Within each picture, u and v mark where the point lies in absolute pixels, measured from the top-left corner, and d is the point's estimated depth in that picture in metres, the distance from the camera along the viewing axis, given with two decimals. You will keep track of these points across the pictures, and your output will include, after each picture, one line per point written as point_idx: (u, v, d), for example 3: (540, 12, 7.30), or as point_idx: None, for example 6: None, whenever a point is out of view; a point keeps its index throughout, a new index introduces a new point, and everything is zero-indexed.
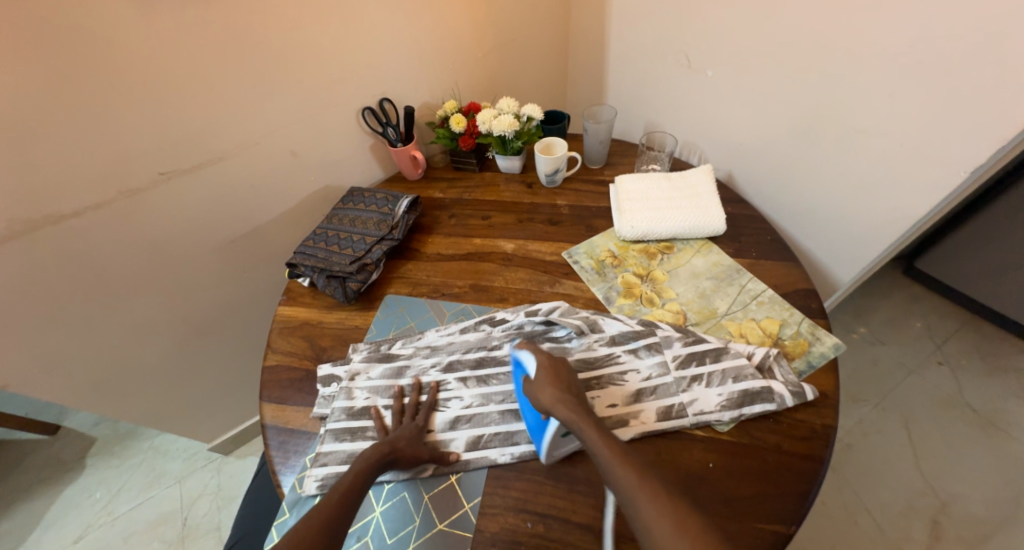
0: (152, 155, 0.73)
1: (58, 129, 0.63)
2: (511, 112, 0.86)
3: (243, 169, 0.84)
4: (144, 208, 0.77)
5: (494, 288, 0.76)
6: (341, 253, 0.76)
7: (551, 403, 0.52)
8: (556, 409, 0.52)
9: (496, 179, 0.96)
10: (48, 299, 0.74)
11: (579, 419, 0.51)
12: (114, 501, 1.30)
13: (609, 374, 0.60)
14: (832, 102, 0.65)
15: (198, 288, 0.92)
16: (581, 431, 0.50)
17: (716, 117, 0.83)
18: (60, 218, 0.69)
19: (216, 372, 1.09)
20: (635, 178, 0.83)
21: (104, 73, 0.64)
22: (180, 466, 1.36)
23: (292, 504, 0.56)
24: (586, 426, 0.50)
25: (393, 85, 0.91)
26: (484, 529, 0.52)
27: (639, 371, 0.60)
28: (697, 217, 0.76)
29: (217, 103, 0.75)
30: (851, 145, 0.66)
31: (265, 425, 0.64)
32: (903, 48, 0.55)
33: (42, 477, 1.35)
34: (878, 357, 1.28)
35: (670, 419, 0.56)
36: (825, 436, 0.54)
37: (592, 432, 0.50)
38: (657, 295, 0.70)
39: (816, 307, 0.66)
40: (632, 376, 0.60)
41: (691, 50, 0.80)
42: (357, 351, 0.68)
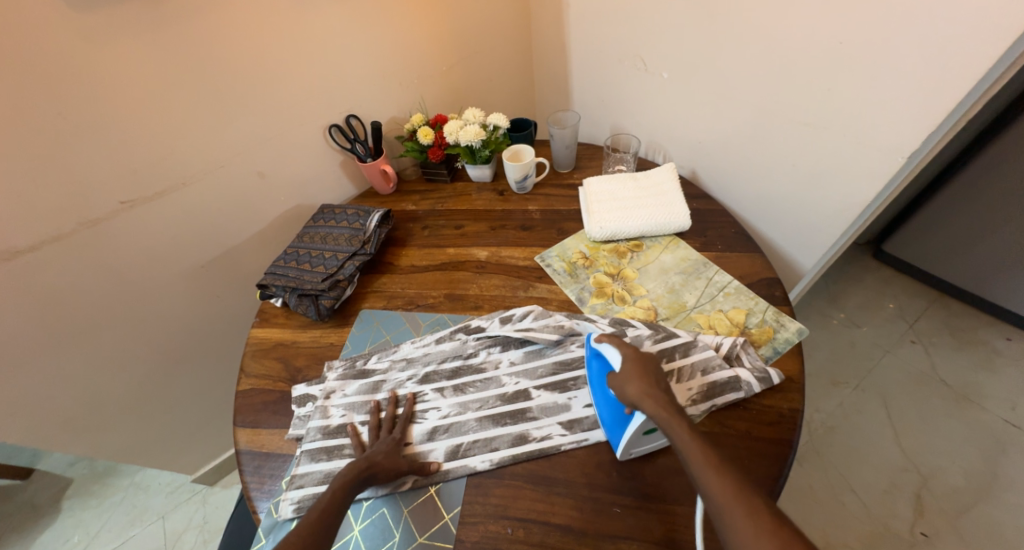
0: (111, 184, 0.72)
1: (9, 162, 0.62)
2: (477, 122, 0.87)
3: (208, 192, 0.83)
4: (106, 237, 0.75)
5: (469, 296, 0.76)
6: (313, 271, 0.75)
7: (638, 397, 0.51)
8: (644, 404, 0.50)
9: (467, 189, 0.96)
10: (8, 337, 0.72)
11: (670, 416, 0.49)
12: (94, 543, 1.26)
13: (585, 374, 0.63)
14: (780, 97, 0.68)
15: (169, 316, 0.90)
16: (668, 429, 0.48)
17: (675, 117, 0.85)
18: (16, 253, 0.68)
19: (194, 401, 1.07)
20: (603, 180, 0.85)
21: (58, 105, 0.63)
22: (163, 501, 1.32)
23: (269, 529, 0.55)
24: (676, 424, 0.48)
25: (358, 101, 0.92)
26: (465, 538, 0.52)
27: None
28: (663, 214, 0.78)
29: (178, 128, 0.74)
30: (801, 138, 0.69)
31: (240, 451, 0.63)
32: (836, 44, 0.59)
33: (16, 524, 1.30)
34: (854, 341, 1.31)
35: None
36: (793, 420, 0.55)
37: (682, 431, 0.48)
38: (628, 293, 0.71)
39: (780, 295, 0.68)
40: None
41: (645, 53, 0.83)
42: (333, 369, 0.68)
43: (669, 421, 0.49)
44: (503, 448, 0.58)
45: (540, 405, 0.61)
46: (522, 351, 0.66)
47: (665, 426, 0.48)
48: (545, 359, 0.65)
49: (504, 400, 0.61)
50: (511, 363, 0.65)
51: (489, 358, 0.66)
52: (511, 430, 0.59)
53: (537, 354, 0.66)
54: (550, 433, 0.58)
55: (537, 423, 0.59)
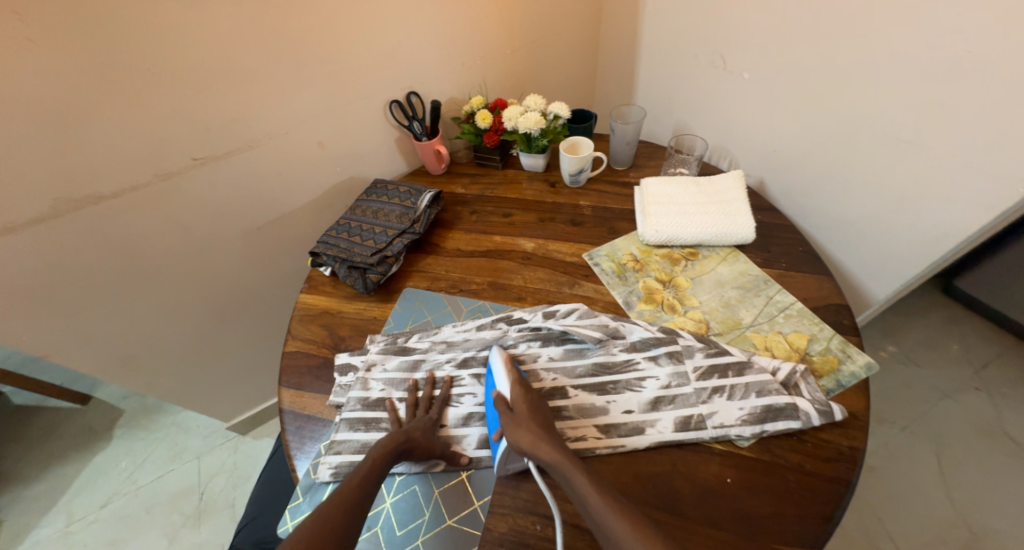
0: (186, 141, 0.75)
1: (102, 111, 0.66)
2: (538, 110, 0.84)
3: (270, 157, 0.85)
4: (177, 192, 0.79)
5: (513, 286, 0.76)
6: (363, 244, 0.76)
7: (531, 446, 0.51)
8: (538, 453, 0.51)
9: (518, 177, 0.95)
10: (85, 276, 0.77)
11: (566, 462, 0.51)
12: (138, 471, 1.36)
13: (628, 380, 0.60)
14: (876, 109, 0.63)
15: (224, 272, 0.94)
16: (568, 474, 0.50)
17: (750, 123, 0.80)
18: (99, 198, 0.72)
19: (237, 355, 1.12)
20: (662, 182, 0.81)
21: (147, 60, 0.66)
22: (200, 443, 1.41)
23: (306, 489, 0.57)
24: (572, 470, 0.50)
25: (421, 79, 0.92)
26: (492, 528, 0.52)
27: (657, 379, 0.60)
28: (725, 224, 0.74)
29: (251, 92, 0.77)
30: (896, 155, 0.63)
31: (283, 409, 0.65)
32: (960, 55, 0.53)
33: (74, 444, 1.42)
34: (909, 379, 1.23)
35: (688, 430, 0.56)
36: (852, 459, 0.52)
37: (578, 476, 0.49)
38: (679, 303, 0.69)
39: (848, 324, 0.63)
40: (651, 384, 0.60)
41: (728, 51, 0.78)
42: (374, 343, 0.69)
43: (565, 468, 0.50)
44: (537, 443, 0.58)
45: (576, 404, 0.60)
46: (562, 348, 0.65)
47: (565, 474, 0.50)
48: (586, 359, 0.63)
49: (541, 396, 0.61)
50: (551, 359, 0.64)
51: (528, 351, 0.65)
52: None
53: (579, 354, 0.64)
54: (586, 434, 0.57)
55: (573, 423, 0.58)
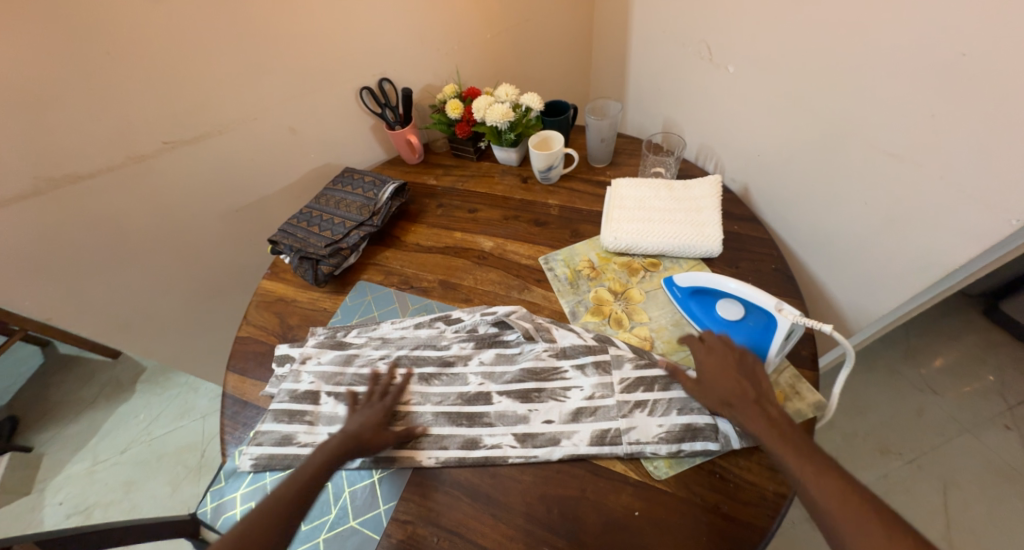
0: (158, 124, 0.77)
1: (72, 96, 0.68)
2: (508, 101, 0.80)
3: (242, 140, 0.86)
4: (153, 173, 0.82)
5: (462, 286, 0.73)
6: (319, 235, 0.76)
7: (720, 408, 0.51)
8: (729, 415, 0.50)
9: (492, 170, 0.91)
10: (73, 251, 0.82)
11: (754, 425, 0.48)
12: (152, 424, 1.49)
13: (553, 389, 0.58)
14: (863, 114, 0.54)
15: (207, 249, 0.98)
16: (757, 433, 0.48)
17: (734, 123, 0.73)
18: (78, 178, 0.75)
19: (228, 327, 1.17)
20: (632, 184, 0.76)
21: (112, 44, 0.67)
22: (207, 403, 1.52)
23: (229, 474, 0.59)
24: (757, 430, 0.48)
25: (395, 64, 0.89)
26: (392, 534, 0.52)
27: (581, 389, 0.57)
28: (690, 235, 0.68)
29: (219, 77, 0.77)
30: (885, 170, 0.55)
31: (225, 394, 0.67)
32: (952, 57, 0.44)
33: (103, 393, 1.57)
34: (923, 408, 1.11)
35: (603, 445, 0.53)
36: (775, 506, 0.48)
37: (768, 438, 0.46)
38: (627, 317, 0.64)
39: (806, 355, 0.58)
40: (574, 394, 0.57)
41: (713, 40, 0.70)
42: (315, 335, 0.69)
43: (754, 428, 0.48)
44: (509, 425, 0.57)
45: (497, 411, 0.58)
46: (493, 352, 0.63)
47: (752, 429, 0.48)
48: (515, 366, 0.61)
49: (463, 401, 0.59)
50: (481, 363, 0.62)
51: (460, 353, 0.64)
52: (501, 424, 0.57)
53: (507, 357, 0.62)
54: (501, 443, 0.56)
55: (491, 429, 0.57)
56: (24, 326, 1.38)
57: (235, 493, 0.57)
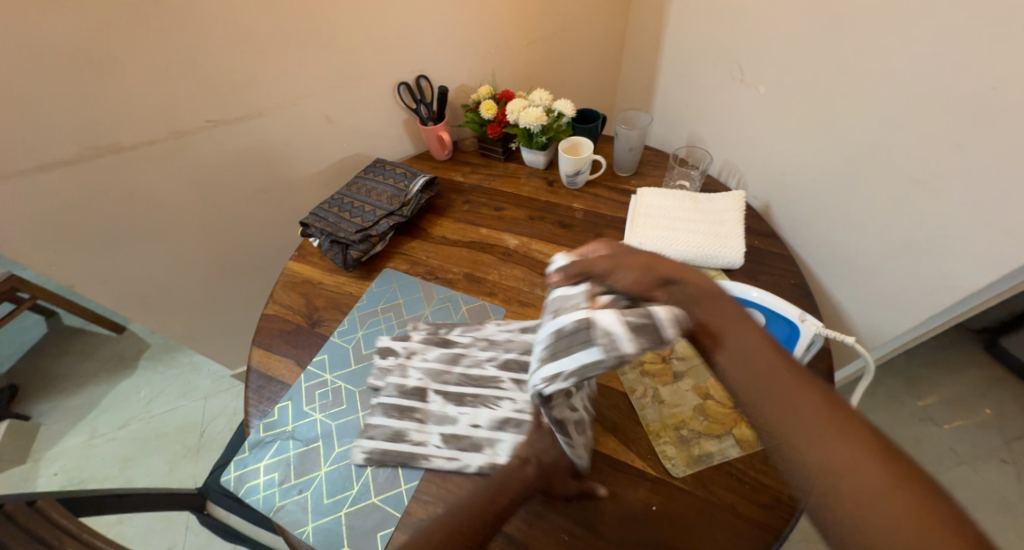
0: (201, 102, 0.79)
1: (123, 68, 0.70)
2: (542, 105, 0.83)
3: (279, 125, 0.89)
4: (190, 149, 0.84)
5: (487, 280, 0.75)
6: (350, 221, 0.79)
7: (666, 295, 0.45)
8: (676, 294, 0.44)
9: (518, 172, 0.94)
10: (104, 220, 0.83)
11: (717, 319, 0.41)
12: (153, 401, 1.49)
13: None
14: (889, 139, 0.57)
15: (233, 229, 1.00)
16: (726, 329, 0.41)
17: (760, 142, 0.76)
18: (118, 149, 0.77)
19: (243, 309, 1.19)
20: (658, 193, 0.78)
21: (167, 21, 0.69)
22: (209, 384, 1.52)
23: (253, 445, 0.60)
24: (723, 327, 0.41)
25: (433, 63, 0.92)
26: (412, 513, 0.53)
27: None
28: (713, 245, 0.70)
29: (265, 62, 0.80)
30: (907, 196, 0.57)
31: (250, 367, 0.68)
32: (981, 91, 0.47)
33: (106, 367, 1.57)
34: (922, 437, 1.13)
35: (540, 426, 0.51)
36: (790, 510, 0.49)
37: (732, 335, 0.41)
38: None
39: (824, 369, 0.61)
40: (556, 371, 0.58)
41: (745, 61, 0.73)
42: (417, 330, 0.69)
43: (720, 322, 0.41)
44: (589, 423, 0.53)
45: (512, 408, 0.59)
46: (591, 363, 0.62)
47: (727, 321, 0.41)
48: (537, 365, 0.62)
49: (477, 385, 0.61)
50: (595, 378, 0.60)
51: None
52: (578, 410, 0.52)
53: None
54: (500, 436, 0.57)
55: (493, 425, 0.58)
56: (36, 294, 1.39)
57: (258, 463, 0.58)
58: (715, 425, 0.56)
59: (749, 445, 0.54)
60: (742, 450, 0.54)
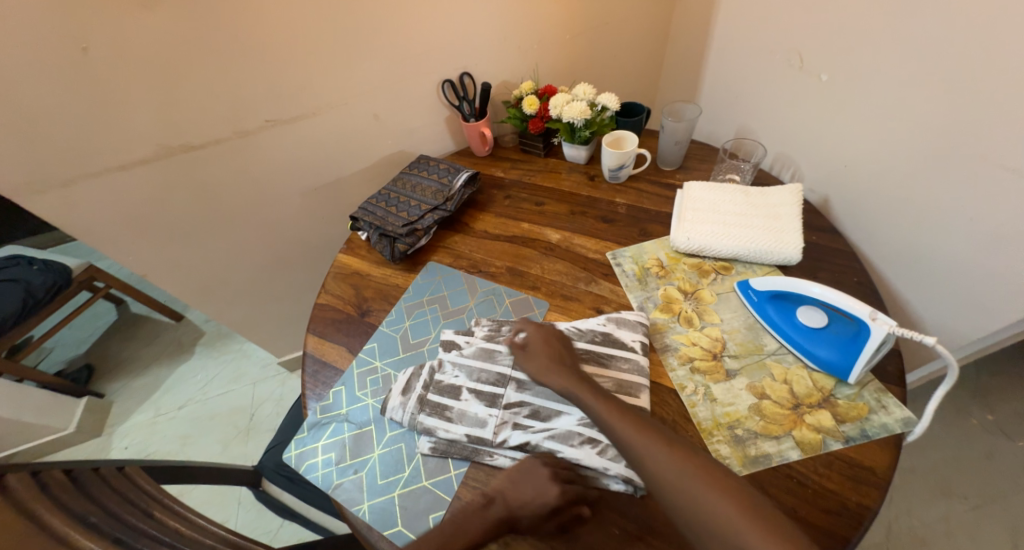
0: (263, 103, 0.84)
1: (197, 71, 0.75)
2: (586, 99, 0.82)
3: (332, 124, 0.92)
4: (253, 148, 0.89)
5: (530, 274, 0.76)
6: (396, 215, 0.81)
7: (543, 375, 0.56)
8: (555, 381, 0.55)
9: (559, 167, 0.94)
10: (174, 215, 0.89)
11: (580, 390, 0.53)
12: (208, 386, 1.59)
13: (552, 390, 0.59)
14: (972, 126, 0.53)
15: (286, 223, 1.05)
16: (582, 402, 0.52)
17: (819, 132, 0.72)
18: (190, 147, 0.83)
19: (292, 300, 1.24)
20: (707, 187, 0.76)
21: (238, 26, 0.74)
22: (258, 372, 1.61)
23: (311, 426, 0.63)
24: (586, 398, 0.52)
25: (478, 60, 0.93)
26: (463, 498, 0.54)
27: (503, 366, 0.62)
28: (767, 240, 0.68)
29: (322, 63, 0.83)
30: (992, 187, 0.53)
31: (305, 353, 0.72)
32: None
33: (167, 353, 1.69)
34: (992, 451, 1.05)
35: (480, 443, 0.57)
36: (856, 517, 0.47)
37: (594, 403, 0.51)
38: (697, 317, 0.65)
39: (893, 372, 0.58)
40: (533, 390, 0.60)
41: (806, 48, 0.70)
42: (479, 326, 0.68)
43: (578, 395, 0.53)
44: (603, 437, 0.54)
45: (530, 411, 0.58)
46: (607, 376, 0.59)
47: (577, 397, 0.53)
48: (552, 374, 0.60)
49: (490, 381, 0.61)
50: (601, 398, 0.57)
51: None
52: (587, 429, 0.56)
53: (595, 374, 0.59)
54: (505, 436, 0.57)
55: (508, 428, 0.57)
56: (108, 283, 1.51)
57: (315, 443, 0.61)
58: (773, 426, 0.54)
59: (811, 449, 0.52)
60: (803, 453, 0.52)
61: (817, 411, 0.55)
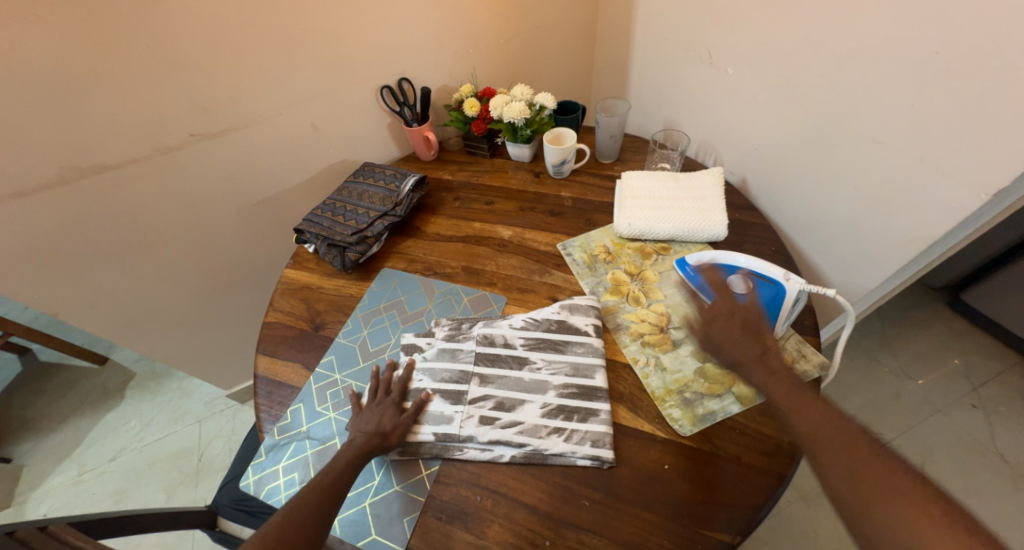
0: (185, 117, 0.79)
1: (105, 85, 0.70)
2: (523, 100, 0.85)
3: (264, 135, 0.89)
4: (177, 165, 0.83)
5: (485, 271, 0.77)
6: (344, 224, 0.79)
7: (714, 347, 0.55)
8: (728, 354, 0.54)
9: (505, 166, 0.96)
10: (89, 243, 0.82)
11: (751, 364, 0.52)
12: (144, 430, 1.45)
13: (518, 379, 0.61)
14: (852, 107, 0.62)
15: (221, 243, 0.99)
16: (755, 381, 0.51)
17: (733, 121, 0.80)
18: (103, 168, 0.76)
19: (235, 325, 1.17)
20: (642, 176, 0.82)
21: (150, 36, 0.70)
22: (201, 408, 1.49)
23: (270, 449, 0.60)
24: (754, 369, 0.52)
25: (413, 66, 0.94)
26: (436, 496, 0.54)
27: (465, 361, 0.63)
28: (699, 220, 0.74)
29: (249, 73, 0.81)
30: (871, 158, 0.62)
31: (257, 375, 0.69)
32: (929, 54, 0.52)
33: (90, 400, 1.52)
34: (901, 391, 1.20)
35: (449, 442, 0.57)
36: (791, 455, 0.53)
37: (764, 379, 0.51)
38: (643, 295, 0.70)
39: (809, 325, 0.65)
40: (497, 382, 0.61)
41: (714, 45, 0.78)
42: (439, 326, 0.69)
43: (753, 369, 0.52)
44: (567, 423, 0.57)
45: (495, 402, 0.59)
46: (567, 362, 0.62)
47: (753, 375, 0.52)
48: (513, 366, 0.62)
49: (454, 378, 0.62)
50: (564, 384, 0.60)
51: (535, 363, 0.62)
52: (550, 419, 0.57)
53: (553, 361, 0.62)
54: (473, 433, 0.57)
55: (477, 425, 0.57)
56: (10, 330, 1.34)
57: (276, 465, 0.59)
58: (715, 385, 0.59)
59: (749, 401, 0.57)
60: (743, 405, 0.57)
61: None
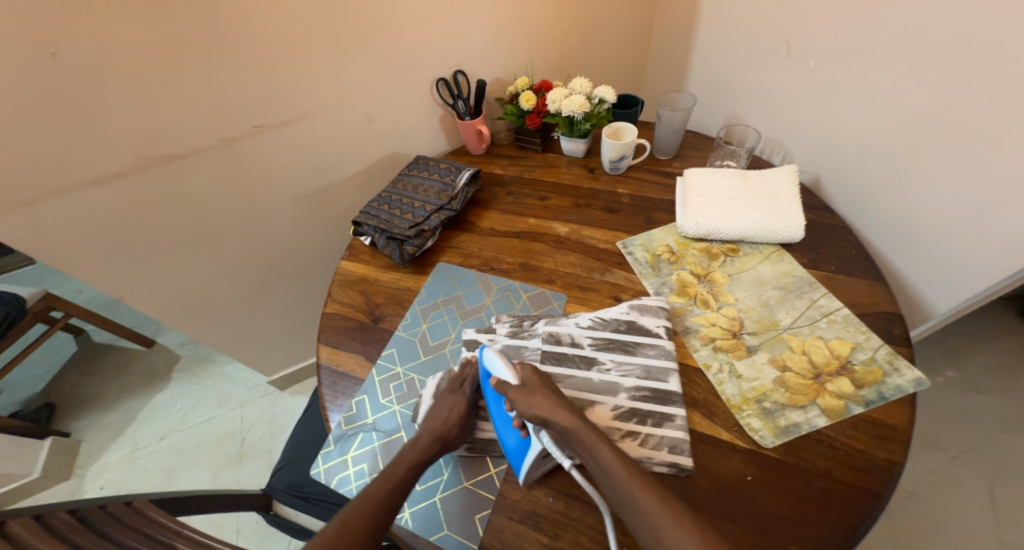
0: (250, 108, 0.80)
1: (178, 76, 0.71)
2: (583, 93, 0.83)
3: (323, 127, 0.89)
4: (238, 156, 0.85)
5: (543, 269, 0.76)
6: (402, 217, 0.79)
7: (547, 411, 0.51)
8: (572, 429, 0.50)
9: (557, 161, 0.94)
10: (155, 230, 0.84)
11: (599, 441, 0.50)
12: (191, 412, 1.49)
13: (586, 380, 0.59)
14: None
15: (275, 234, 1.01)
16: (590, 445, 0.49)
17: (810, 116, 0.76)
18: (171, 157, 0.78)
19: (283, 314, 1.19)
20: (707, 174, 0.79)
21: (224, 27, 0.70)
22: (245, 393, 1.53)
23: (337, 438, 0.61)
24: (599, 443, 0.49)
25: (470, 57, 0.93)
26: (507, 495, 0.53)
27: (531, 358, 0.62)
28: (771, 221, 0.71)
29: (314, 66, 0.81)
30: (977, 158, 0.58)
31: (320, 365, 0.69)
32: None
33: (140, 381, 1.58)
34: (965, 405, 1.14)
35: None
36: (886, 472, 0.50)
37: (603, 449, 0.49)
38: (713, 298, 0.67)
39: (899, 334, 0.61)
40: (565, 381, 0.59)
41: (794, 36, 0.74)
42: (500, 322, 0.67)
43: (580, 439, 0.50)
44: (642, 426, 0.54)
45: None
46: (639, 364, 0.60)
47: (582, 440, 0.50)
48: (582, 367, 0.60)
49: None
50: (636, 387, 0.58)
51: (603, 364, 0.60)
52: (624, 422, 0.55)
53: (623, 364, 0.60)
54: None
55: None
56: (70, 312, 1.39)
57: (344, 455, 0.59)
58: (798, 396, 0.56)
59: (836, 414, 0.54)
60: (829, 418, 0.54)
61: (836, 378, 0.57)
